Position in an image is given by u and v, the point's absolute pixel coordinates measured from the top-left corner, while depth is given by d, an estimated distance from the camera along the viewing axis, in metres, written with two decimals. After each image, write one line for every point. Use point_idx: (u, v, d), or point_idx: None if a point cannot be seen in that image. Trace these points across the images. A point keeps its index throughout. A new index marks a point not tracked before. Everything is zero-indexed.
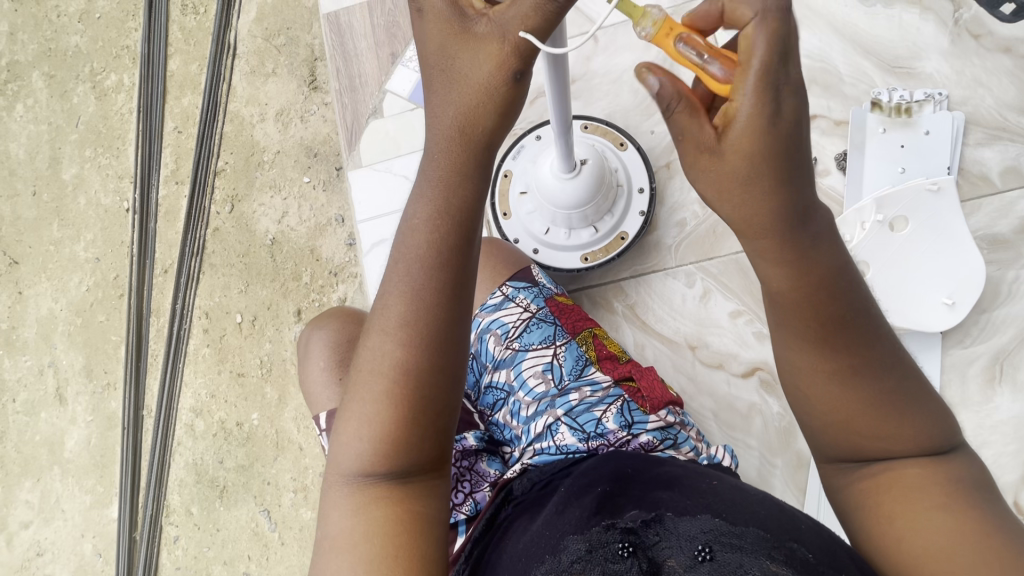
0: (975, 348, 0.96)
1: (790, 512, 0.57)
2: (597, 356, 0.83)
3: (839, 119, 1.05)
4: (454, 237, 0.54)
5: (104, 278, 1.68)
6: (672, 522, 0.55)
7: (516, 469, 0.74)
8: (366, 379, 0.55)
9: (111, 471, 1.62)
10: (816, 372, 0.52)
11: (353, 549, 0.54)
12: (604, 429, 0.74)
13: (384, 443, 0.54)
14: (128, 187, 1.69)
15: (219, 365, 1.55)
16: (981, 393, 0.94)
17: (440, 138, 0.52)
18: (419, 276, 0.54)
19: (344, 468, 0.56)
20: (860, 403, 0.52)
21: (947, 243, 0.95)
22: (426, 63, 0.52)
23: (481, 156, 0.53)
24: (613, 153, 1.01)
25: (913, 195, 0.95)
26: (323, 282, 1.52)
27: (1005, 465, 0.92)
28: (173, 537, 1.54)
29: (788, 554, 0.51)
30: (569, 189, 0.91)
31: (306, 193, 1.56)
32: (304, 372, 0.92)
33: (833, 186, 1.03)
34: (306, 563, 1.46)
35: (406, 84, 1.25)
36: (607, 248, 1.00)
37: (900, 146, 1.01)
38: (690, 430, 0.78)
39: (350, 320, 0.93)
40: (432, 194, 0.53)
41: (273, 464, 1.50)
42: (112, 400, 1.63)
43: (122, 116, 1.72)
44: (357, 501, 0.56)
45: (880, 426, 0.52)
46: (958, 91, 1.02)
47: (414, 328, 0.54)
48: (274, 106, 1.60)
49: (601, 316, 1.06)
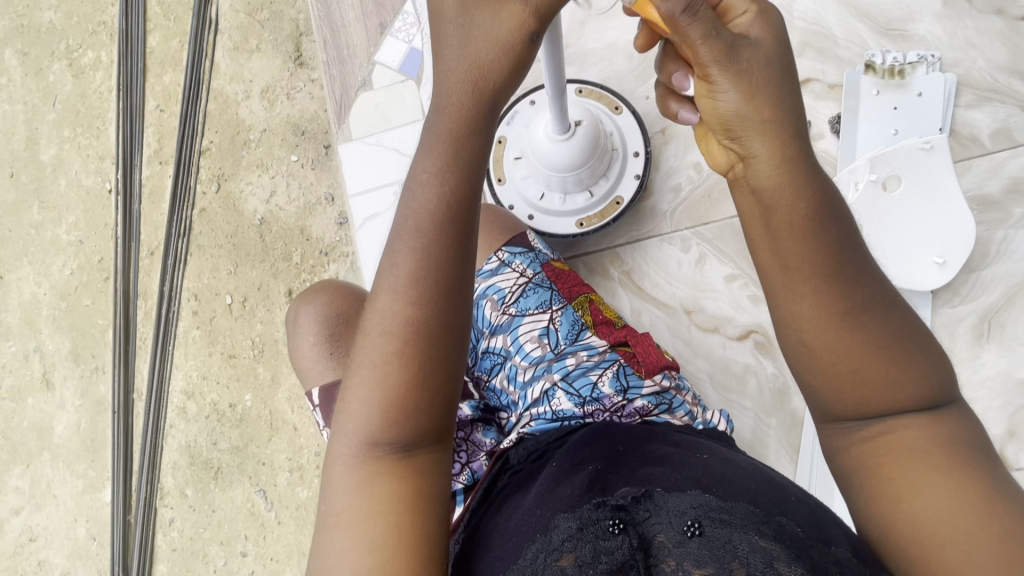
0: (963, 307, 0.97)
1: (780, 484, 0.58)
2: (593, 321, 0.83)
3: (833, 83, 1.05)
4: (461, 194, 0.53)
5: (89, 261, 1.65)
6: (662, 498, 0.56)
7: (511, 439, 0.76)
8: (375, 341, 0.54)
9: (102, 455, 1.60)
10: (821, 317, 0.52)
11: (354, 528, 0.54)
12: (599, 393, 0.75)
13: (391, 411, 0.54)
14: (110, 168, 1.65)
15: (210, 347, 1.54)
16: (969, 350, 0.96)
17: (451, 91, 0.52)
18: (427, 232, 0.53)
19: (350, 438, 0.56)
20: (865, 347, 0.52)
21: (938, 204, 0.95)
22: (442, 25, 0.51)
23: (490, 109, 0.52)
24: (608, 117, 1.01)
25: (904, 156, 0.96)
26: (315, 262, 1.51)
27: (992, 419, 0.94)
28: (168, 519, 1.54)
29: (777, 528, 0.53)
30: (564, 151, 0.90)
31: (294, 172, 1.54)
32: (294, 347, 0.91)
33: (827, 150, 1.04)
34: (303, 540, 1.46)
35: (395, 55, 1.23)
36: (602, 213, 1.00)
37: (894, 107, 1.01)
38: (685, 394, 0.78)
39: (342, 295, 0.92)
40: (441, 148, 0.53)
41: (267, 444, 1.50)
42: (101, 385, 1.61)
43: (102, 94, 1.68)
44: (359, 476, 0.56)
45: (877, 381, 0.53)
46: (950, 53, 1.02)
47: (421, 287, 0.53)
48: (258, 82, 1.58)
49: (597, 282, 1.07)
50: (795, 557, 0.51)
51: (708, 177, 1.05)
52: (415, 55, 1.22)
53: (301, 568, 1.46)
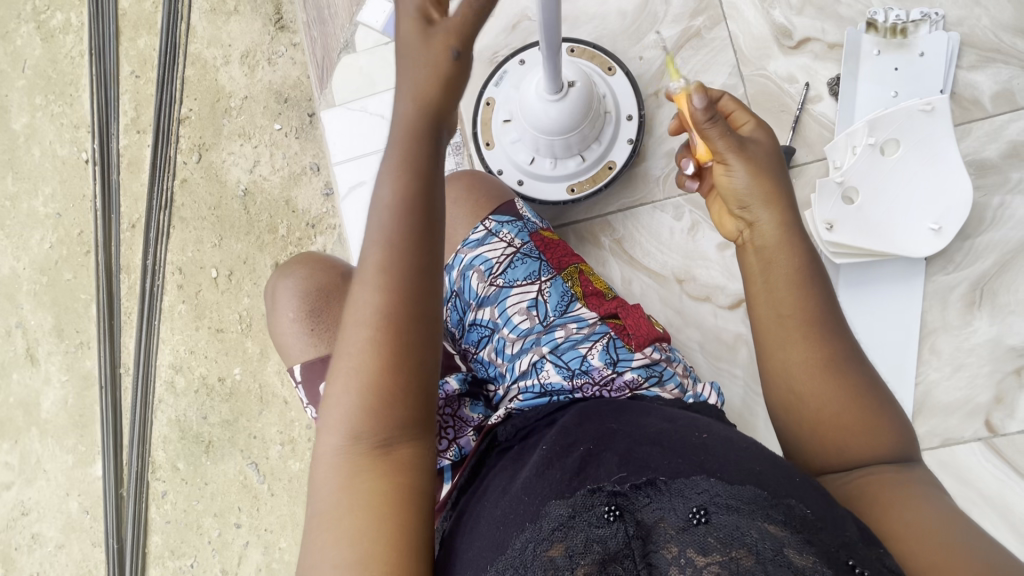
0: (957, 274, 0.97)
1: (785, 466, 0.59)
2: (583, 292, 0.82)
3: (833, 43, 1.02)
4: (426, 180, 0.55)
5: (68, 234, 1.60)
6: (665, 485, 0.56)
7: (499, 414, 0.74)
8: (350, 333, 0.54)
9: (91, 431, 1.59)
10: (808, 366, 0.65)
11: (339, 529, 0.52)
12: (588, 366, 0.74)
13: (370, 402, 0.54)
14: (85, 137, 1.59)
15: (196, 321, 1.52)
16: (961, 318, 0.96)
17: (412, 82, 0.55)
18: (396, 218, 0.54)
19: (333, 434, 0.55)
20: (844, 397, 0.63)
21: (935, 169, 0.94)
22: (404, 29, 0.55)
23: (450, 96, 0.56)
24: (601, 78, 0.97)
25: (904, 118, 0.93)
26: (301, 235, 1.47)
27: (980, 386, 0.94)
28: (161, 492, 1.54)
29: (788, 512, 0.53)
30: (552, 113, 0.87)
31: (277, 141, 1.50)
32: (275, 321, 0.88)
33: (825, 113, 1.01)
34: (296, 512, 1.47)
35: (378, 15, 1.17)
36: (594, 178, 0.98)
37: (895, 68, 0.99)
38: (677, 366, 0.77)
39: (322, 267, 0.88)
40: (404, 137, 0.55)
41: (258, 418, 1.49)
42: (87, 360, 1.59)
43: (73, 59, 1.60)
44: (343, 474, 0.54)
45: (855, 431, 0.63)
46: (955, 11, 0.99)
47: (393, 271, 0.54)
48: (238, 47, 1.52)
49: (588, 252, 1.05)
50: (805, 541, 0.52)
51: None
52: None
53: (294, 538, 1.47)
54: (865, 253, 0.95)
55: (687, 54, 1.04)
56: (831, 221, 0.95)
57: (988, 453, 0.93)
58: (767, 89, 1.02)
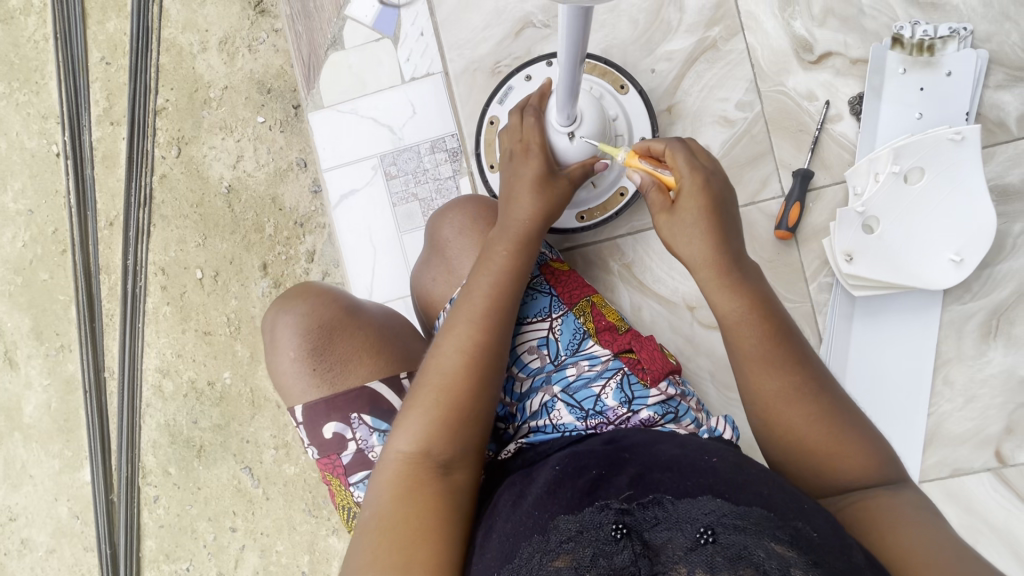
0: (973, 304, 0.96)
1: (794, 492, 0.59)
2: (595, 328, 0.78)
3: (856, 58, 0.98)
4: (526, 258, 0.74)
5: (42, 232, 1.52)
6: (671, 505, 0.56)
7: (512, 449, 0.75)
8: (444, 363, 0.69)
9: (77, 435, 1.54)
10: (774, 393, 0.66)
11: (392, 530, 0.60)
12: (603, 406, 0.73)
13: (448, 423, 0.66)
14: (55, 128, 1.50)
15: (182, 324, 1.47)
16: (976, 347, 0.95)
17: (531, 182, 0.76)
18: (496, 279, 0.72)
19: (408, 445, 0.66)
20: (813, 419, 0.65)
21: (958, 197, 0.91)
22: (528, 145, 0.78)
23: (553, 197, 0.77)
24: (613, 97, 0.94)
25: (931, 144, 0.89)
26: (289, 234, 1.42)
27: (992, 417, 0.94)
28: (153, 497, 1.51)
29: (792, 532, 0.53)
30: (561, 148, 0.80)
31: (261, 135, 1.42)
32: (274, 361, 0.83)
33: (845, 133, 0.98)
34: (293, 516, 1.46)
35: (367, 9, 1.09)
36: (604, 206, 0.97)
37: (920, 88, 0.95)
38: (690, 400, 0.75)
39: (325, 302, 0.83)
40: (512, 222, 0.75)
41: (250, 422, 1.46)
42: (69, 363, 1.53)
43: (36, 43, 1.49)
44: (407, 483, 0.64)
45: (834, 458, 0.64)
46: (984, 26, 0.95)
47: (488, 318, 0.70)
48: (216, 33, 1.43)
49: (597, 277, 1.02)
50: (812, 563, 0.50)
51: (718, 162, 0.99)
52: (391, 10, 1.09)
53: (291, 541, 1.46)
54: (881, 282, 0.93)
55: (702, 67, 1.00)
56: (850, 252, 0.93)
57: (996, 484, 0.94)
58: (785, 106, 0.99)
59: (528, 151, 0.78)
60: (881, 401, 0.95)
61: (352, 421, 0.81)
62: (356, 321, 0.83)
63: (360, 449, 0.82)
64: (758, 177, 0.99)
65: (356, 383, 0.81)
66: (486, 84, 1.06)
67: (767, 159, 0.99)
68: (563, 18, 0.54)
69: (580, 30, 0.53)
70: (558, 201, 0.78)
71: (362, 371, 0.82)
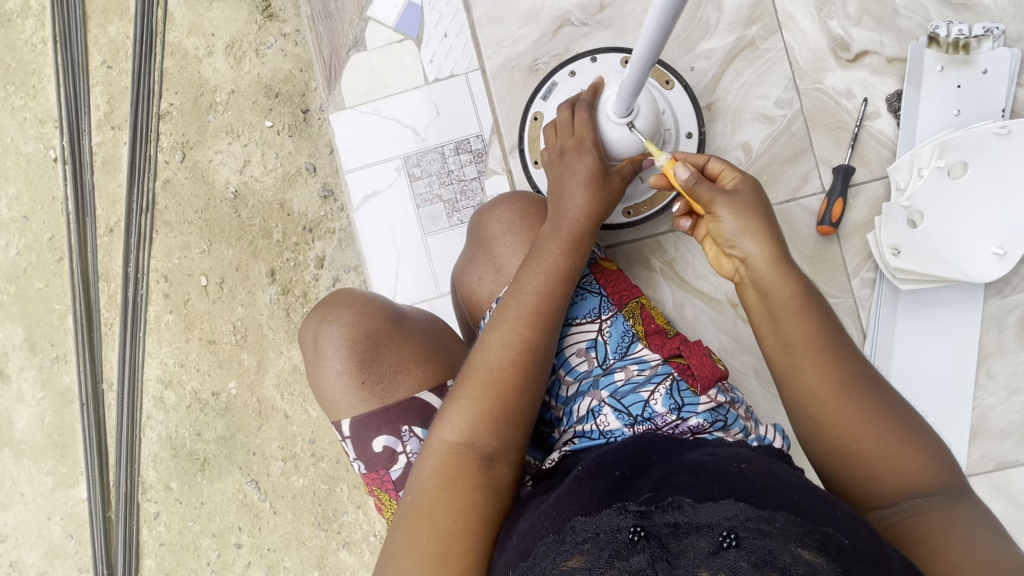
0: (1014, 297, 0.97)
1: (827, 496, 0.56)
2: (644, 331, 0.78)
3: (892, 57, 1.01)
4: (576, 258, 0.74)
5: (37, 239, 1.46)
6: (693, 508, 0.54)
7: (556, 457, 0.73)
8: (495, 355, 0.68)
9: (72, 450, 1.48)
10: (825, 391, 0.62)
11: (431, 518, 0.59)
12: (652, 413, 0.72)
13: (497, 419, 0.65)
14: (53, 133, 1.45)
15: (186, 333, 1.43)
16: (1017, 341, 0.97)
17: (584, 180, 0.76)
18: (549, 276, 0.72)
19: (453, 435, 0.65)
20: (866, 420, 0.61)
21: (1001, 191, 0.93)
22: (581, 138, 0.79)
23: (602, 197, 0.77)
24: (660, 92, 0.96)
25: (976, 140, 0.92)
26: (298, 239, 1.39)
27: None
28: (152, 513, 1.45)
29: (822, 539, 0.50)
30: (614, 140, 0.80)
31: (270, 139, 1.40)
32: (317, 372, 0.81)
33: (883, 130, 1.00)
34: (302, 530, 1.41)
35: (391, 10, 1.09)
36: (651, 201, 0.98)
37: (957, 86, 0.98)
38: (739, 408, 0.74)
39: (368, 310, 0.81)
40: (564, 218, 0.75)
41: (257, 434, 1.42)
42: (65, 375, 1.47)
43: (34, 47, 1.45)
44: (449, 472, 0.63)
45: (890, 465, 0.59)
46: (1014, 26, 0.99)
47: (540, 315, 0.70)
48: (222, 36, 1.41)
49: (638, 275, 1.02)
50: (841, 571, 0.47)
51: (757, 159, 1.01)
52: (415, 10, 1.08)
53: (301, 557, 1.41)
54: (919, 279, 0.95)
55: (740, 65, 1.02)
56: (897, 247, 0.95)
57: None
58: (823, 103, 1.01)
59: (582, 145, 0.78)
60: (924, 395, 0.96)
61: (402, 434, 0.79)
62: (402, 330, 0.81)
63: (410, 461, 0.81)
64: (798, 174, 1.01)
65: (405, 395, 0.79)
66: (524, 82, 1.05)
67: (808, 154, 1.01)
68: (650, 13, 0.55)
69: (670, 20, 0.54)
70: (606, 200, 0.78)
71: (410, 382, 0.80)
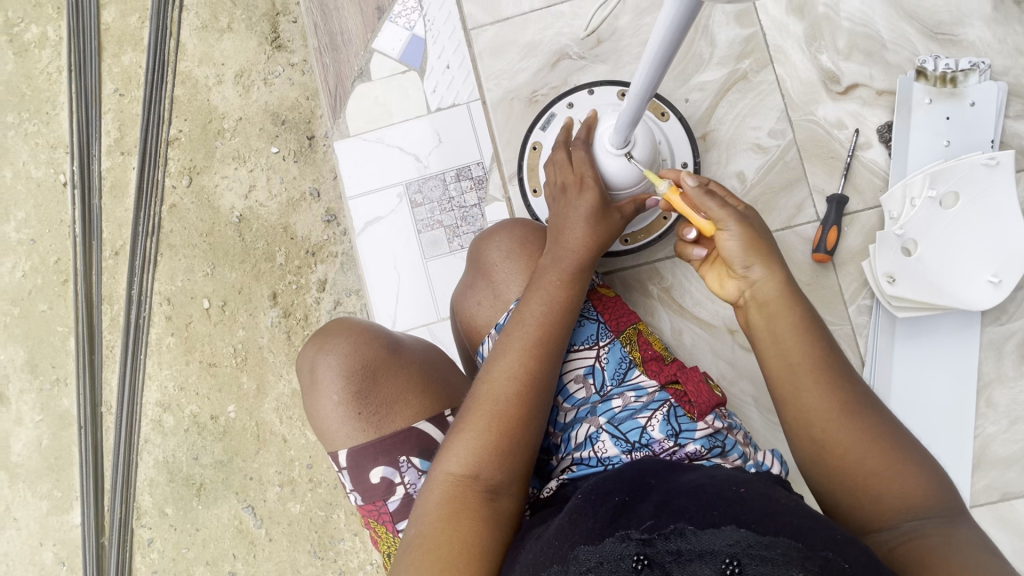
0: (1011, 324, 0.97)
1: (825, 521, 0.54)
2: (642, 357, 0.78)
3: (881, 89, 1.03)
4: (578, 289, 0.75)
5: (43, 262, 1.48)
6: (694, 536, 0.53)
7: (552, 486, 0.74)
8: (498, 386, 0.68)
9: (68, 474, 1.46)
10: (820, 410, 0.62)
11: (435, 552, 0.59)
12: (649, 439, 0.72)
13: (500, 451, 0.65)
14: (64, 158, 1.49)
15: (186, 355, 1.43)
16: (1016, 368, 0.97)
17: (584, 211, 0.78)
18: (551, 307, 0.72)
19: (458, 468, 0.64)
20: (864, 441, 0.61)
21: (993, 219, 0.94)
22: (581, 171, 0.81)
23: (602, 227, 0.78)
24: (656, 123, 0.99)
25: (967, 169, 0.94)
26: (300, 263, 1.40)
27: None
28: (146, 540, 1.43)
29: (823, 564, 0.49)
30: (612, 172, 0.82)
31: (275, 165, 1.43)
32: (314, 403, 0.81)
33: (875, 160, 1.02)
34: (297, 558, 1.38)
35: (394, 43, 1.12)
36: (648, 229, 0.99)
37: (947, 117, 1.00)
38: (737, 434, 0.74)
39: (366, 339, 0.81)
40: (566, 249, 0.76)
41: (254, 458, 1.40)
42: (64, 398, 1.47)
43: (49, 75, 1.50)
44: (453, 505, 0.62)
45: (888, 483, 0.59)
46: (1000, 60, 1.01)
47: (542, 345, 0.70)
48: (232, 66, 1.45)
49: (636, 300, 1.03)
50: None
51: (752, 188, 1.03)
52: (418, 44, 1.12)
53: None
54: (914, 306, 0.96)
55: (733, 97, 1.04)
56: (891, 275, 0.96)
57: None
58: (815, 134, 1.03)
59: (581, 180, 0.80)
60: (924, 423, 0.95)
61: (400, 464, 0.79)
62: (399, 359, 0.81)
63: (407, 492, 0.80)
64: (793, 202, 1.02)
65: (402, 425, 0.79)
66: (523, 113, 1.07)
67: (802, 183, 1.02)
68: (648, 49, 0.57)
69: (666, 54, 0.56)
70: (607, 230, 0.79)
71: (407, 412, 0.80)
